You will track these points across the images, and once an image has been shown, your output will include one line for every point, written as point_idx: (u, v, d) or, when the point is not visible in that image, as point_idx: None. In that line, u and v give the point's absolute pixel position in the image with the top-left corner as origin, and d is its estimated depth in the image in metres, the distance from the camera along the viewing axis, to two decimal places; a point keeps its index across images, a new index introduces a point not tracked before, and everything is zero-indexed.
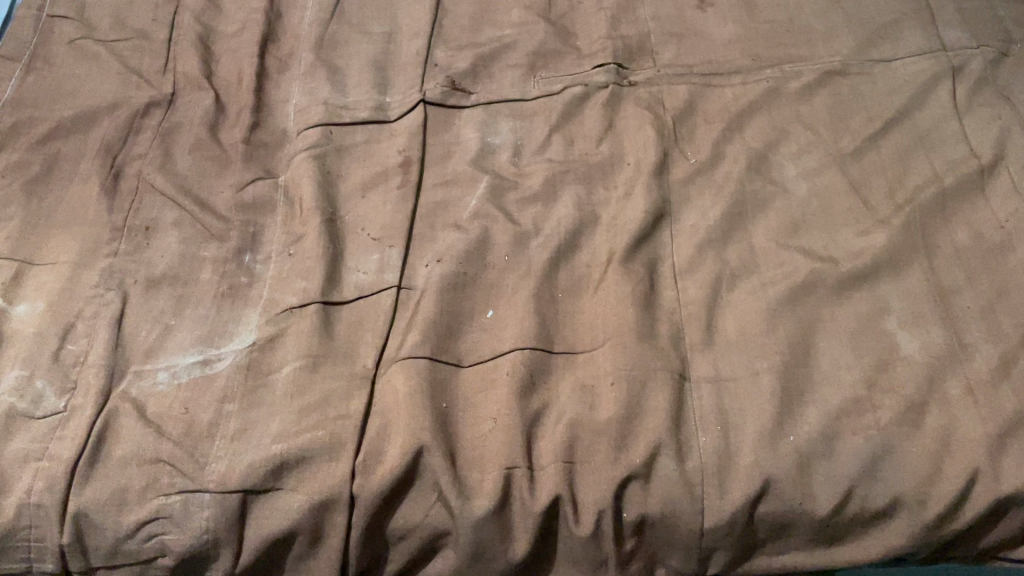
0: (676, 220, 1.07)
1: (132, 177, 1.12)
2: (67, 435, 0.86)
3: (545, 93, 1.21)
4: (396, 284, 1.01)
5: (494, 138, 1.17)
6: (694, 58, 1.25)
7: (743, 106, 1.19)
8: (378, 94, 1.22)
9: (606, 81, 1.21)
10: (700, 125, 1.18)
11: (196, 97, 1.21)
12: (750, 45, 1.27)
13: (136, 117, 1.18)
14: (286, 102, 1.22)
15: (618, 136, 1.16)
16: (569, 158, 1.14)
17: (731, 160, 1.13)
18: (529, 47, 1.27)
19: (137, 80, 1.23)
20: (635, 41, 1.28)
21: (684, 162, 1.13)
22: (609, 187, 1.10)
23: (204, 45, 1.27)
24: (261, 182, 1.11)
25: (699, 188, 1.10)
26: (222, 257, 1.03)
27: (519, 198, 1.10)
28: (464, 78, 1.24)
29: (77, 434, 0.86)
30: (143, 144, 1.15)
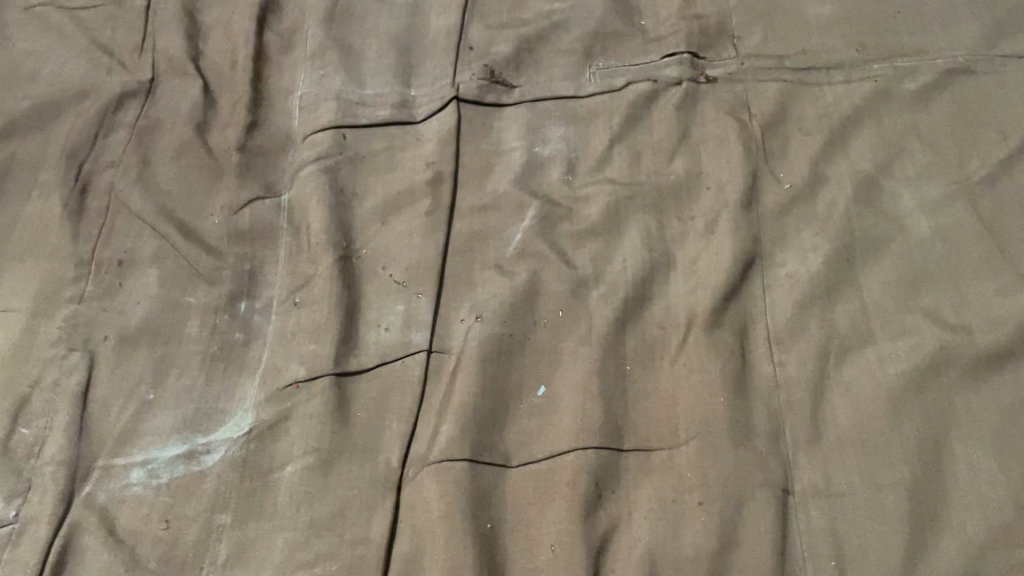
0: (770, 265, 0.87)
1: (102, 191, 0.91)
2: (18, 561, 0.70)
3: (605, 89, 1.00)
4: (427, 348, 0.82)
5: (543, 148, 0.96)
6: (786, 45, 1.03)
7: (847, 112, 0.97)
8: (402, 86, 1.00)
9: (679, 76, 1.00)
10: (794, 135, 0.96)
11: (181, 86, 0.99)
12: (854, 29, 1.04)
13: (107, 111, 0.96)
14: (290, 93, 1.00)
15: (695, 148, 0.95)
16: (636, 177, 0.93)
17: (834, 186, 0.92)
18: (584, 28, 1.04)
19: (109, 61, 1.01)
20: (713, 21, 1.05)
21: (777, 187, 0.92)
22: (686, 219, 0.90)
23: (190, 15, 1.05)
24: (259, 203, 0.91)
25: (796, 223, 0.89)
26: (212, 306, 0.84)
27: (576, 231, 0.90)
28: (506, 67, 1.02)
29: (30, 560, 0.70)
30: (116, 148, 0.94)
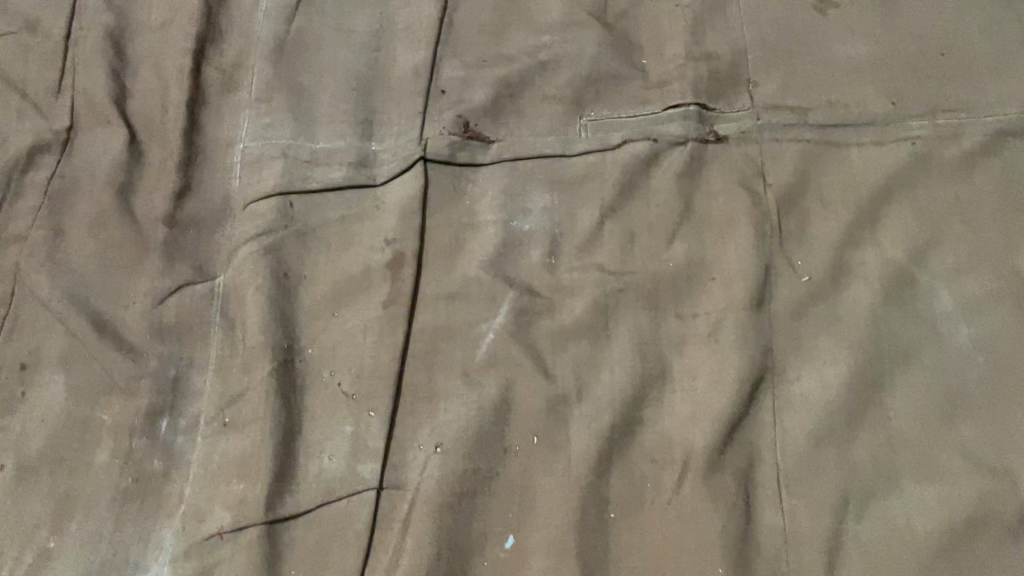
0: (782, 381, 0.74)
1: (6, 272, 0.78)
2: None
3: (597, 146, 0.86)
4: (378, 485, 0.70)
5: (523, 222, 0.83)
6: (809, 94, 0.88)
7: (877, 183, 0.83)
8: (361, 139, 0.86)
9: (683, 134, 0.86)
10: (816, 210, 0.82)
11: (102, 136, 0.85)
12: (888, 76, 0.88)
13: (15, 170, 0.83)
14: (231, 145, 0.86)
15: (699, 227, 0.81)
16: (629, 264, 0.80)
17: (860, 281, 0.78)
18: (575, 70, 0.89)
19: (19, 102, 0.86)
20: (727, 61, 0.90)
21: (793, 279, 0.78)
22: (686, 317, 0.77)
23: (117, 44, 0.89)
24: (189, 291, 0.78)
25: (814, 327, 0.76)
26: (128, 426, 0.72)
27: (556, 330, 0.77)
28: (482, 117, 0.88)
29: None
30: (23, 216, 0.81)
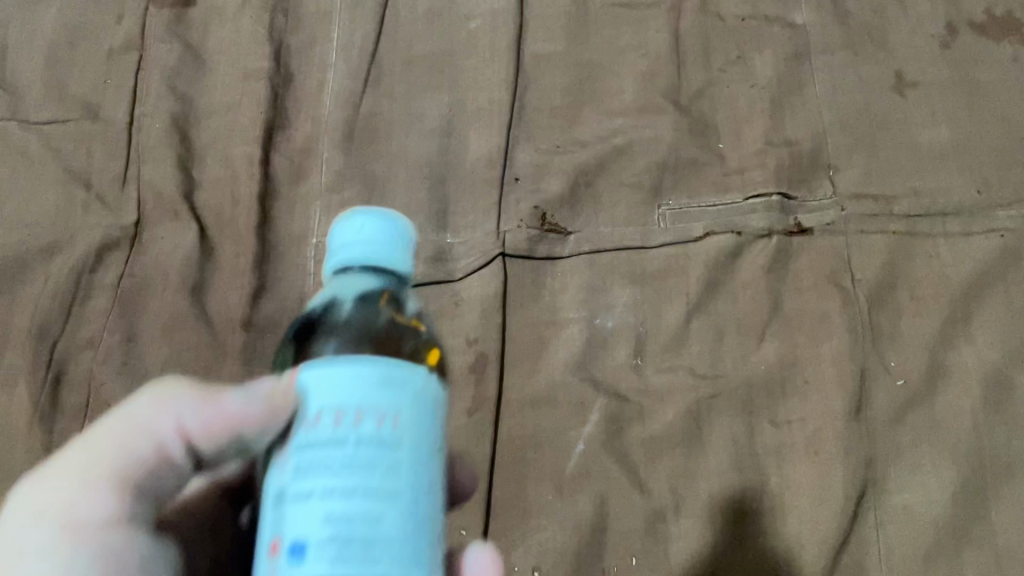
0: (884, 492, 0.73)
1: (81, 381, 0.76)
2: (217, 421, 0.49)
3: (678, 238, 0.84)
4: None
5: (606, 319, 0.80)
6: (893, 182, 0.85)
7: (969, 278, 0.80)
8: (437, 233, 0.85)
9: (767, 226, 0.84)
10: (907, 308, 0.80)
11: (173, 231, 0.82)
12: (973, 161, 0.85)
13: (83, 270, 0.80)
14: (304, 238, 0.84)
15: (791, 326, 0.80)
16: (720, 367, 0.78)
17: (957, 385, 0.76)
18: (653, 156, 0.88)
19: (84, 195, 0.83)
20: (807, 147, 0.88)
21: (889, 384, 0.77)
22: (782, 424, 0.76)
23: (182, 131, 0.87)
24: None
25: (913, 436, 0.75)
26: None
27: (645, 441, 0.76)
28: (558, 207, 0.86)
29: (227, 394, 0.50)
30: (94, 320, 0.79)
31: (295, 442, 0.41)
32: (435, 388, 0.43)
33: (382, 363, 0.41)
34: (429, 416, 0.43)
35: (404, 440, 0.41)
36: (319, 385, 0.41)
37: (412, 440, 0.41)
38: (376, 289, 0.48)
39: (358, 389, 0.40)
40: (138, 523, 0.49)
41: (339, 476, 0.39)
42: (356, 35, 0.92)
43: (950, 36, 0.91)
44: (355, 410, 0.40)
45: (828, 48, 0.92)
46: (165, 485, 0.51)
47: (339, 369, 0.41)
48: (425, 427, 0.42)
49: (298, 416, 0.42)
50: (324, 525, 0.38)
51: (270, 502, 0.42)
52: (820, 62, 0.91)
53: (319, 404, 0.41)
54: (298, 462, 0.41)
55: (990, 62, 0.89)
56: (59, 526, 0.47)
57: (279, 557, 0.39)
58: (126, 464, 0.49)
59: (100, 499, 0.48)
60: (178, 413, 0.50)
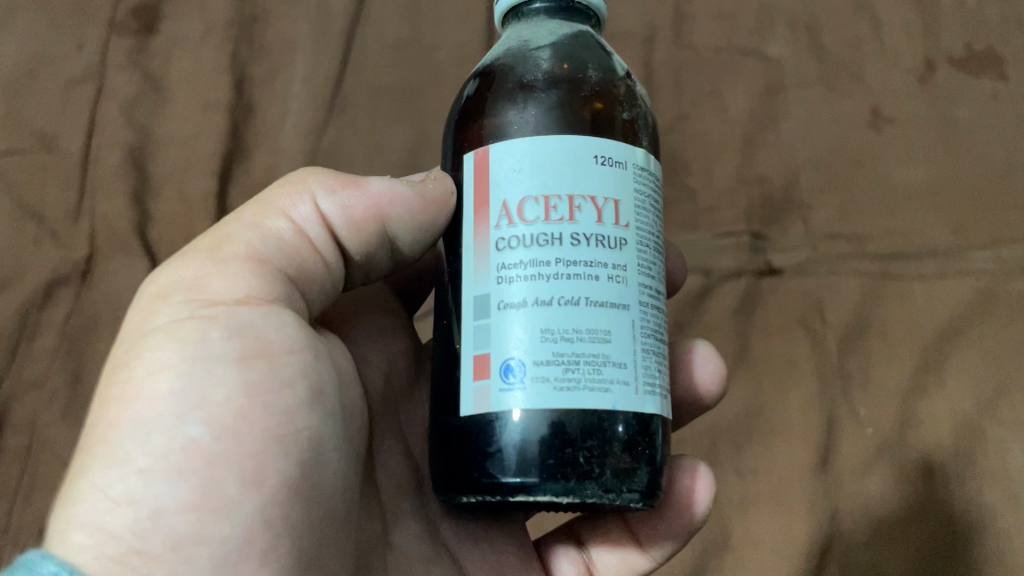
0: (849, 547, 0.71)
1: (24, 424, 0.74)
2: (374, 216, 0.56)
3: None
4: None
5: None
6: (867, 222, 0.83)
7: (942, 322, 0.78)
8: None
9: (736, 267, 0.82)
10: (878, 352, 0.78)
11: (125, 267, 0.80)
12: (949, 201, 0.83)
13: (32, 308, 0.78)
14: None
15: (758, 371, 0.78)
16: None
17: (928, 434, 0.74)
18: None
19: (35, 229, 0.81)
20: (779, 185, 0.85)
21: (858, 433, 0.75)
22: (746, 475, 0.74)
23: (139, 164, 0.85)
24: None
25: (881, 487, 0.73)
26: None
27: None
28: None
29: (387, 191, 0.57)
30: (40, 359, 0.76)
31: (499, 239, 0.50)
32: (648, 166, 0.53)
33: (602, 141, 0.50)
34: (642, 207, 0.52)
35: (629, 253, 0.50)
36: (527, 157, 0.49)
37: (628, 252, 0.50)
38: (563, 35, 0.56)
39: (573, 166, 0.49)
40: (280, 304, 0.51)
41: (568, 276, 0.48)
42: (320, 67, 0.90)
43: (928, 71, 0.89)
44: (577, 199, 0.49)
45: (803, 83, 0.90)
46: (314, 268, 0.55)
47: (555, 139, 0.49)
48: (642, 215, 0.51)
49: (504, 209, 0.50)
50: (545, 346, 0.47)
51: (468, 309, 0.50)
52: (794, 97, 0.89)
53: (534, 169, 0.49)
54: (522, 251, 0.49)
55: (969, 98, 0.87)
56: (195, 309, 0.49)
57: (492, 379, 0.48)
58: (258, 244, 0.52)
59: (240, 278, 0.50)
60: (319, 196, 0.55)
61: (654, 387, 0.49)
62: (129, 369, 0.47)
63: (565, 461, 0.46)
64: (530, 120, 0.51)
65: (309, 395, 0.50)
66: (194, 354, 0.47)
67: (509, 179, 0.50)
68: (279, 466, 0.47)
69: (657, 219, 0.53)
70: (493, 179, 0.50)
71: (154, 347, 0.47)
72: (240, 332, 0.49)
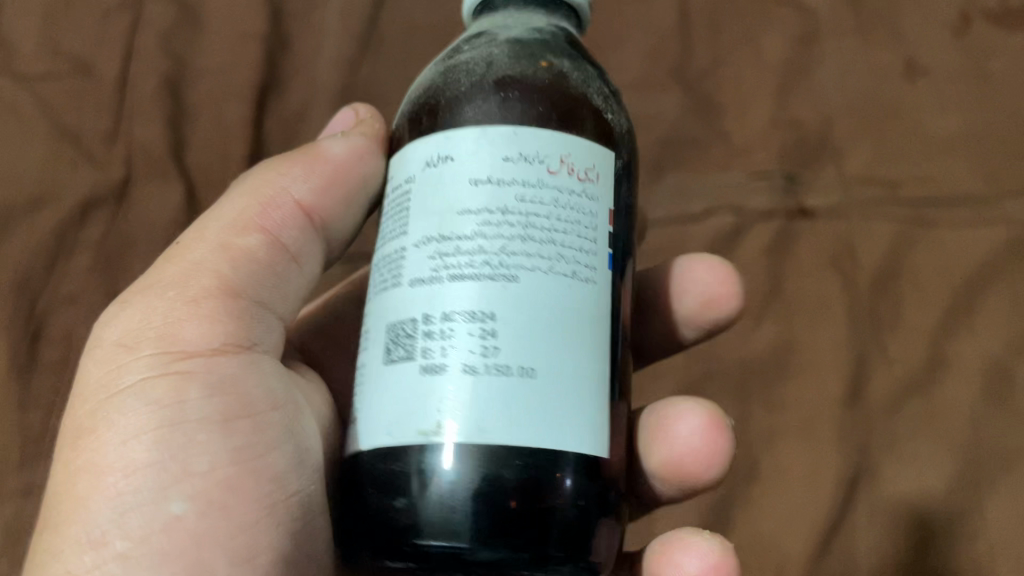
0: (877, 481, 0.72)
1: (60, 337, 0.75)
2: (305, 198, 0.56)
3: (678, 216, 0.83)
4: None
5: None
6: (901, 167, 0.83)
7: (974, 267, 0.78)
8: None
9: (769, 207, 0.82)
10: (909, 294, 0.78)
11: (161, 192, 0.81)
12: (983, 150, 0.83)
13: (69, 226, 0.78)
14: None
15: (787, 310, 0.78)
16: (714, 350, 0.77)
17: (958, 376, 0.74)
18: (655, 133, 0.86)
19: (71, 151, 0.81)
20: (813, 131, 0.86)
21: (887, 372, 0.75)
22: (774, 408, 0.75)
23: (176, 90, 0.85)
24: None
25: (910, 424, 0.73)
26: None
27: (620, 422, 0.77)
28: None
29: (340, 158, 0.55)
30: (78, 277, 0.77)
31: None
32: (564, 149, 0.42)
33: (473, 132, 0.42)
34: (538, 198, 0.41)
35: (513, 261, 0.40)
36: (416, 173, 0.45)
37: (510, 257, 0.40)
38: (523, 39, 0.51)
39: (450, 174, 0.42)
40: (254, 353, 0.50)
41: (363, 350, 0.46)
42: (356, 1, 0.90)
43: (964, 23, 0.89)
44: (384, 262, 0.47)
45: (840, 31, 0.89)
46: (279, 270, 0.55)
47: (435, 145, 0.43)
48: (534, 207, 0.41)
49: (388, 232, 0.46)
50: None
51: None
52: (829, 45, 0.89)
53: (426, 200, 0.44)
54: (394, 272, 0.43)
55: (1006, 53, 0.87)
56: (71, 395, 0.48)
57: None
58: (228, 273, 0.50)
59: (102, 348, 0.48)
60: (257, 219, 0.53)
61: (563, 423, 0.39)
62: (81, 433, 0.45)
63: (467, 516, 0.38)
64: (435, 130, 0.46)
65: (294, 454, 0.48)
66: (153, 383, 0.46)
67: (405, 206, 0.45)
68: (213, 459, 0.45)
69: (580, 216, 0.42)
70: (388, 200, 0.46)
71: (123, 409, 0.45)
72: (222, 389, 0.47)
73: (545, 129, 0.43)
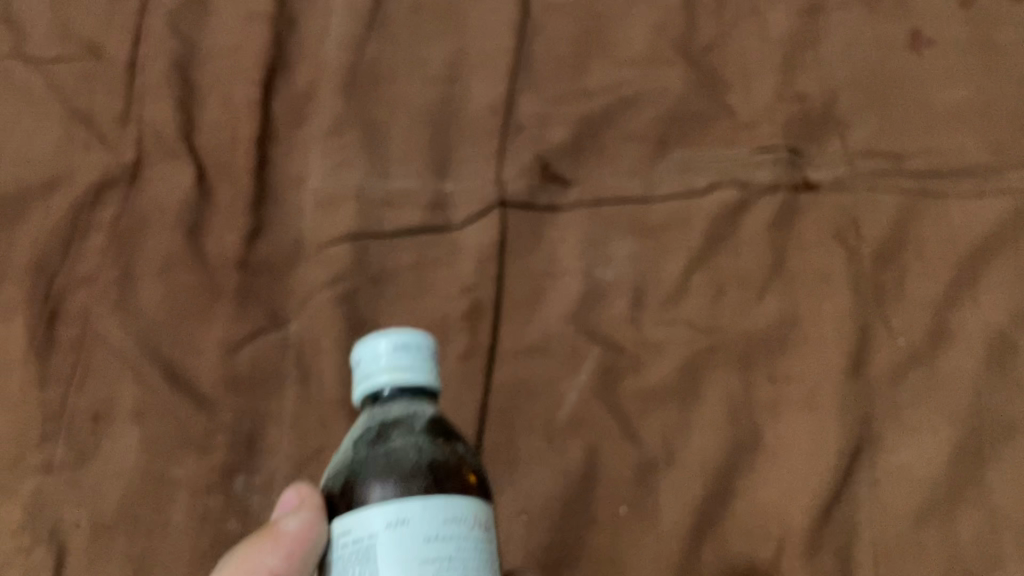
0: (879, 451, 0.72)
1: (76, 316, 0.76)
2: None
3: (683, 190, 0.83)
4: None
5: (605, 272, 0.81)
6: (905, 140, 0.83)
7: (979, 238, 0.78)
8: (435, 179, 0.84)
9: (774, 180, 0.82)
10: (913, 266, 0.78)
11: (172, 172, 0.82)
12: (989, 121, 0.83)
13: (82, 208, 0.80)
14: (302, 184, 0.84)
15: (789, 283, 0.79)
16: (720, 322, 0.78)
17: (961, 346, 0.75)
18: (660, 107, 0.86)
19: (85, 135, 0.83)
20: (818, 105, 0.86)
21: (889, 343, 0.76)
22: (777, 381, 0.75)
23: (184, 72, 0.86)
24: (262, 339, 0.77)
25: (913, 395, 0.74)
26: (203, 482, 0.71)
27: (627, 396, 0.76)
28: (561, 159, 0.85)
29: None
30: (92, 257, 0.78)
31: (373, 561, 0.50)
32: (473, 512, 0.44)
33: (384, 341, 0.50)
34: (448, 508, 0.43)
35: (429, 498, 0.43)
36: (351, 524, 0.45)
37: (428, 506, 0.43)
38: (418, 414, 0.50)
39: (400, 540, 0.42)
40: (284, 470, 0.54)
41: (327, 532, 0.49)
42: None
43: None
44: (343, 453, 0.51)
45: (845, 4, 0.89)
46: None
47: (387, 512, 0.43)
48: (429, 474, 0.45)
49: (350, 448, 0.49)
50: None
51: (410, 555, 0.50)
52: (835, 17, 0.89)
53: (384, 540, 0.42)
54: (361, 457, 0.47)
55: (1013, 23, 0.87)
56: None
57: None
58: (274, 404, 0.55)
59: None
60: None
61: None
62: None
63: None
64: (367, 499, 0.44)
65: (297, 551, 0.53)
66: None
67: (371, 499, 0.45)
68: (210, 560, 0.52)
69: (472, 511, 0.44)
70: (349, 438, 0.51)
71: None
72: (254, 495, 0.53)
73: (460, 499, 0.44)
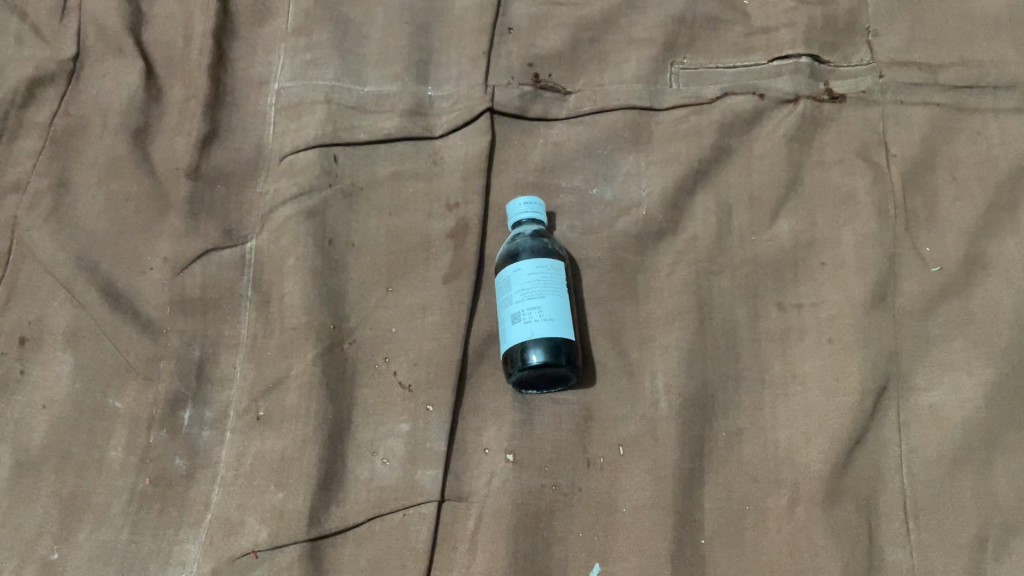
0: (907, 390, 0.63)
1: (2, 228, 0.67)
2: (414, 441, 0.63)
3: (692, 101, 0.74)
4: (439, 497, 0.62)
5: (604, 191, 0.72)
6: (940, 49, 0.74)
7: (1019, 159, 0.69)
8: (415, 82, 0.74)
9: (794, 91, 0.74)
10: (945, 188, 0.69)
11: (116, 69, 0.72)
12: None
13: (11, 105, 0.70)
14: (267, 84, 0.75)
15: (809, 203, 0.70)
16: (731, 246, 0.69)
17: (998, 276, 0.65)
18: (668, 8, 0.77)
19: (17, 24, 0.73)
20: (844, 7, 0.77)
21: (921, 271, 0.66)
22: (794, 310, 0.67)
23: None
24: (217, 256, 0.68)
25: (945, 326, 0.65)
26: (146, 415, 0.63)
27: (626, 330, 0.68)
28: (557, 65, 0.76)
29: (417, 538, 0.60)
30: (22, 161, 0.69)
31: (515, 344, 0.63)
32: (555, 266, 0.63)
33: (530, 265, 0.62)
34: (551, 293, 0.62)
35: (555, 301, 0.61)
36: (528, 288, 0.61)
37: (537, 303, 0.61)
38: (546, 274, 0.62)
39: (549, 291, 0.62)
40: None
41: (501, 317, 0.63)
42: None
43: None
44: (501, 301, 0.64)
45: None
46: None
47: (533, 280, 0.62)
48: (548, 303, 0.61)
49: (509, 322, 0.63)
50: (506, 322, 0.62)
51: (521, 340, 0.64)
52: None
53: (541, 278, 0.62)
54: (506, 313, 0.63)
55: None
56: None
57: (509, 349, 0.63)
58: None
59: None
60: None
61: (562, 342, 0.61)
62: None
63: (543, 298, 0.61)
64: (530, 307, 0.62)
65: None
66: None
67: (543, 279, 0.62)
68: None
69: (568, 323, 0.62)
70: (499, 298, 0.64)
71: None
72: None
73: (551, 276, 0.62)
